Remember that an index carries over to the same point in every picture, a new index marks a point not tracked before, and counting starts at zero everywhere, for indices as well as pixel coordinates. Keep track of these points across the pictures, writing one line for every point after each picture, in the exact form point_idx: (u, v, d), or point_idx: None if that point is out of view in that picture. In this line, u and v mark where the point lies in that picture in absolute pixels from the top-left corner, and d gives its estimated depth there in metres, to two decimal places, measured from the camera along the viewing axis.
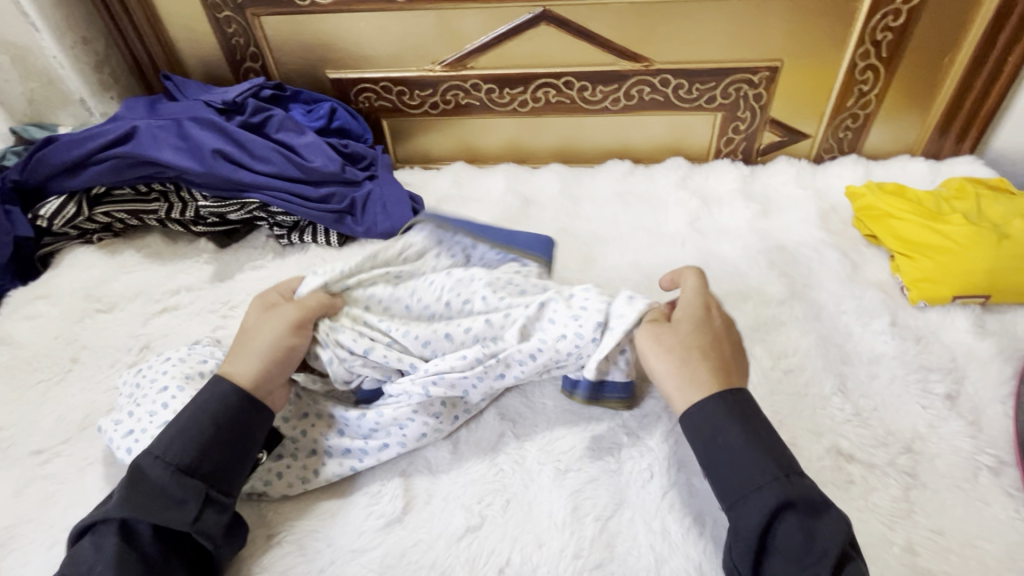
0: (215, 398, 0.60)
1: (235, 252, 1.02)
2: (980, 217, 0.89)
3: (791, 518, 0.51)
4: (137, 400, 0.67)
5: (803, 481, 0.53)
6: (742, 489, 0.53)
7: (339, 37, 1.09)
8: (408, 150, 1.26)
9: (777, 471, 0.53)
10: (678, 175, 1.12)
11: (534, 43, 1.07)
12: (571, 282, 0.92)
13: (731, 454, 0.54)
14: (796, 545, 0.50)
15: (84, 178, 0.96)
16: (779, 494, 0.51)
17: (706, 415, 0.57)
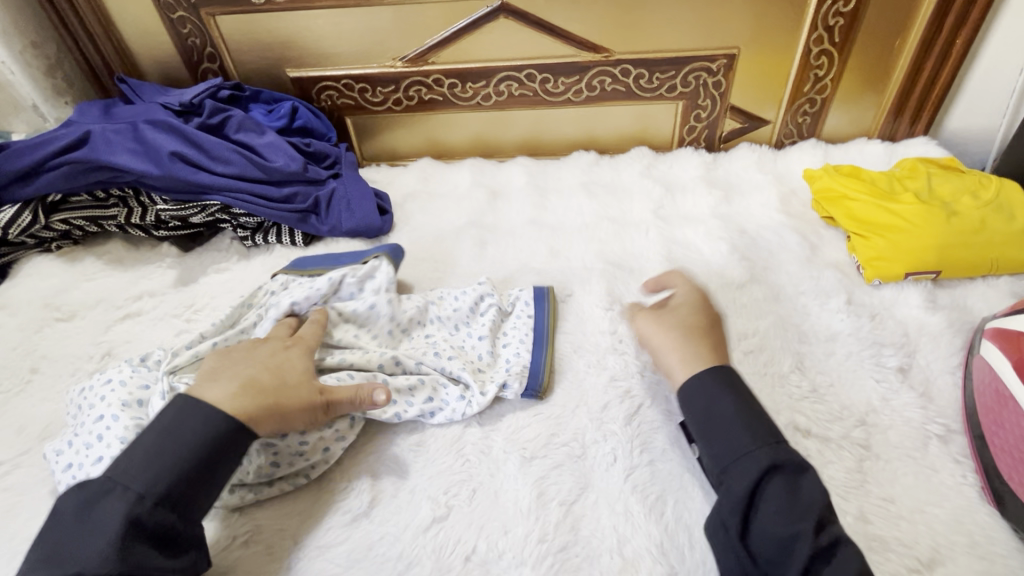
0: (199, 423, 0.56)
1: (198, 256, 1.01)
2: (930, 194, 0.92)
3: (778, 478, 0.53)
4: (77, 427, 0.65)
5: (785, 447, 0.55)
6: (730, 455, 0.55)
7: (297, 35, 1.08)
8: (374, 148, 1.25)
9: (755, 440, 0.55)
10: (643, 164, 1.13)
11: (493, 36, 1.07)
12: (537, 273, 0.93)
13: (721, 424, 0.58)
14: (781, 506, 0.51)
15: (38, 186, 0.94)
16: (770, 457, 0.54)
17: (703, 392, 0.60)
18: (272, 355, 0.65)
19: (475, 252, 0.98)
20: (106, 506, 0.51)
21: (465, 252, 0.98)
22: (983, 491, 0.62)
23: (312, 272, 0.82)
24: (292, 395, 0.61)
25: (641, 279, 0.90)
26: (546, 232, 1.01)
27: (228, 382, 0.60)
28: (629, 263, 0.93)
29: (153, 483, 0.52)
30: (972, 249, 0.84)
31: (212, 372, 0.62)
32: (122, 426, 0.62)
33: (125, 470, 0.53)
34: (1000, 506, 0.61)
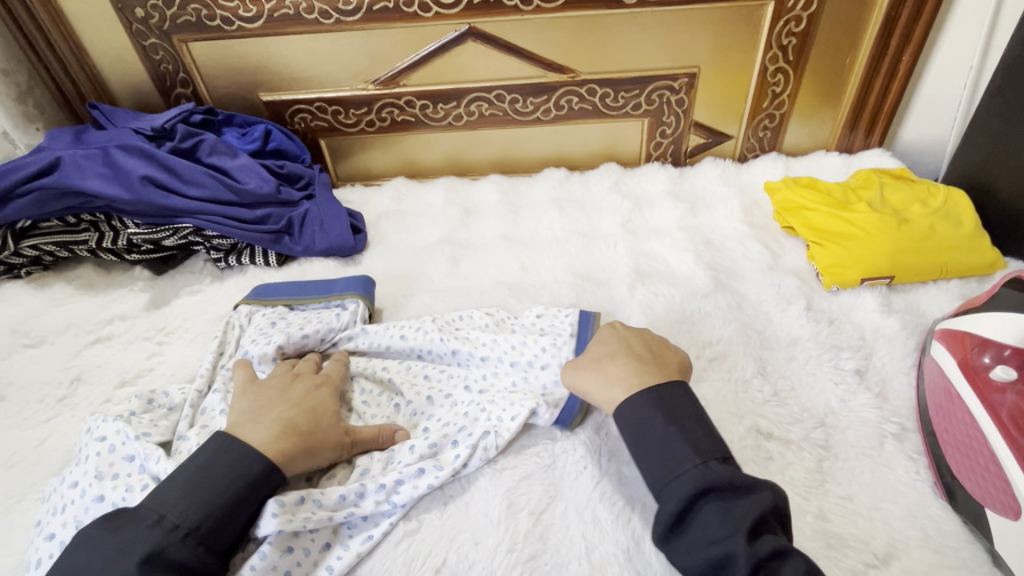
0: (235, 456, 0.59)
1: (170, 280, 1.02)
2: (884, 203, 0.96)
3: (711, 502, 0.53)
4: (77, 456, 0.67)
5: (722, 466, 0.56)
6: (670, 473, 0.56)
7: (269, 60, 1.10)
8: (349, 169, 1.27)
9: (697, 457, 0.56)
10: (612, 180, 1.17)
11: (462, 58, 1.10)
12: (508, 288, 0.95)
13: (659, 444, 0.58)
14: (718, 524, 0.52)
15: (6, 214, 0.94)
16: (698, 481, 0.54)
17: (639, 404, 0.60)
18: (318, 400, 0.68)
19: (447, 269, 0.99)
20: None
21: (436, 270, 0.99)
22: (935, 485, 0.65)
23: (275, 301, 0.89)
24: (323, 436, 0.65)
25: (608, 291, 0.92)
26: (517, 248, 1.03)
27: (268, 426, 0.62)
28: (599, 276, 0.95)
29: (198, 524, 0.54)
30: (922, 255, 0.88)
31: (252, 413, 0.64)
32: (119, 497, 0.60)
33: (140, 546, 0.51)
34: (951, 499, 0.63)
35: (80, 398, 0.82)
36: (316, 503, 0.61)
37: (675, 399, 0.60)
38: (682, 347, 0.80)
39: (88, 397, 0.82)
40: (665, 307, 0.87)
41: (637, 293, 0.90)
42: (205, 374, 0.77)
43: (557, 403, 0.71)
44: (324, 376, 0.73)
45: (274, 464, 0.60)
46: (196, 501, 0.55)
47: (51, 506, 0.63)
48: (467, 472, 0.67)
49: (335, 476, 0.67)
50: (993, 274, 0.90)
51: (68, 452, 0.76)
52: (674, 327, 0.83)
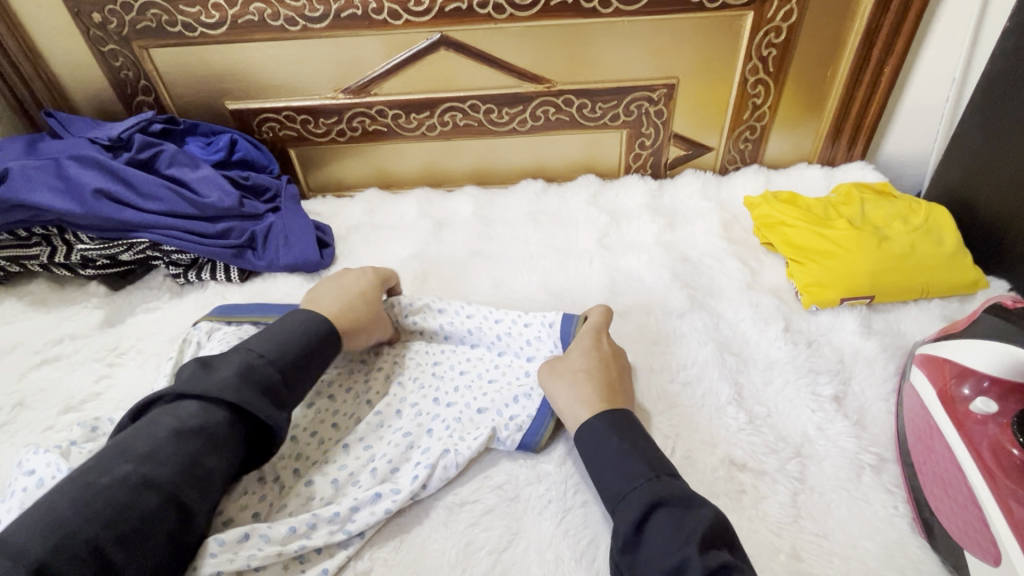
0: (281, 334, 0.63)
1: (126, 297, 0.97)
2: (864, 220, 0.94)
3: (663, 514, 0.52)
4: (10, 486, 0.64)
5: (673, 483, 0.55)
6: (620, 492, 0.55)
7: (235, 67, 1.06)
8: (321, 180, 1.23)
9: (649, 471, 0.56)
10: (589, 193, 1.14)
11: (434, 67, 1.07)
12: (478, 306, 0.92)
13: (611, 462, 0.58)
14: (672, 535, 0.50)
15: None
16: (650, 494, 0.53)
17: (602, 425, 0.60)
18: (360, 282, 0.77)
19: (416, 285, 0.96)
20: (186, 406, 0.54)
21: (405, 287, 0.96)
22: (914, 521, 0.62)
23: (239, 317, 0.83)
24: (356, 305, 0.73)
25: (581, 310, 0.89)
26: (489, 265, 0.99)
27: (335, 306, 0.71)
28: (573, 294, 0.92)
29: (277, 361, 0.59)
30: (904, 273, 0.85)
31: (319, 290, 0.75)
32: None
33: (231, 374, 0.56)
34: (930, 538, 0.60)
35: (20, 425, 0.78)
36: (264, 539, 0.55)
37: (628, 422, 0.61)
38: (654, 370, 0.77)
39: (29, 423, 0.78)
40: (639, 328, 0.84)
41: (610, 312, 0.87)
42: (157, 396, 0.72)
43: (519, 427, 0.68)
44: (382, 280, 0.80)
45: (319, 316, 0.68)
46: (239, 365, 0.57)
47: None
48: (426, 493, 0.65)
49: (286, 505, 0.61)
50: (975, 294, 0.87)
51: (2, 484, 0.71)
52: (648, 348, 0.81)
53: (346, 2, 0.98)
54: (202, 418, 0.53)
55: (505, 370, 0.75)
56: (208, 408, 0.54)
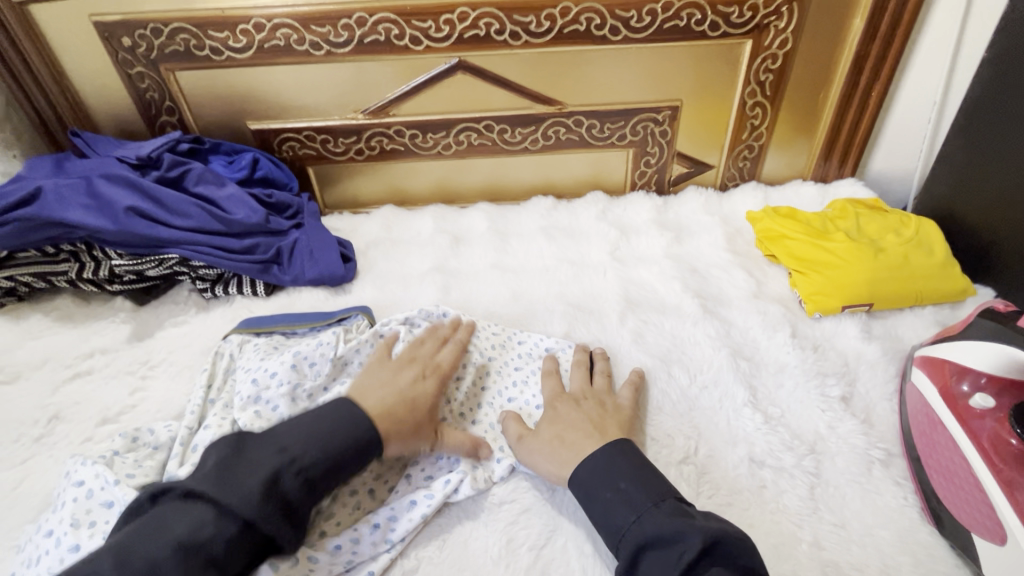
0: (310, 439, 0.58)
1: (151, 312, 0.99)
2: (860, 233, 1.00)
3: (651, 554, 0.54)
4: (57, 501, 0.64)
5: (656, 516, 0.56)
6: (614, 536, 0.58)
7: (258, 89, 1.10)
8: (337, 197, 1.27)
9: (631, 514, 0.57)
10: (599, 208, 1.19)
11: (451, 90, 1.12)
12: (500, 317, 0.95)
13: (601, 509, 0.60)
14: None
15: None
16: (633, 540, 0.55)
17: (582, 478, 0.62)
18: (406, 377, 0.70)
19: (439, 297, 0.99)
20: (199, 513, 0.51)
21: (428, 299, 0.99)
22: (923, 511, 0.67)
23: (268, 329, 0.87)
24: (409, 419, 0.65)
25: (600, 319, 0.93)
26: (507, 277, 1.03)
27: (381, 395, 0.66)
28: (590, 304, 0.96)
29: (303, 469, 0.56)
30: (899, 283, 0.91)
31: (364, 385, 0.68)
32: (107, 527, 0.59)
33: (255, 485, 0.53)
34: (938, 525, 0.65)
35: (58, 437, 0.79)
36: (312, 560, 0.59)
37: (607, 462, 0.62)
38: (674, 376, 0.82)
39: (67, 436, 0.79)
40: (656, 335, 0.89)
41: (628, 321, 0.91)
42: (194, 411, 0.73)
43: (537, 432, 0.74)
44: (434, 364, 0.74)
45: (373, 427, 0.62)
46: (260, 476, 0.54)
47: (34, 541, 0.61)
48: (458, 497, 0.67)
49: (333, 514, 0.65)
50: (965, 301, 0.94)
51: (46, 495, 0.72)
52: (666, 354, 0.85)
53: (369, 29, 1.03)
54: (210, 533, 0.50)
55: (523, 388, 0.79)
56: (220, 520, 0.51)
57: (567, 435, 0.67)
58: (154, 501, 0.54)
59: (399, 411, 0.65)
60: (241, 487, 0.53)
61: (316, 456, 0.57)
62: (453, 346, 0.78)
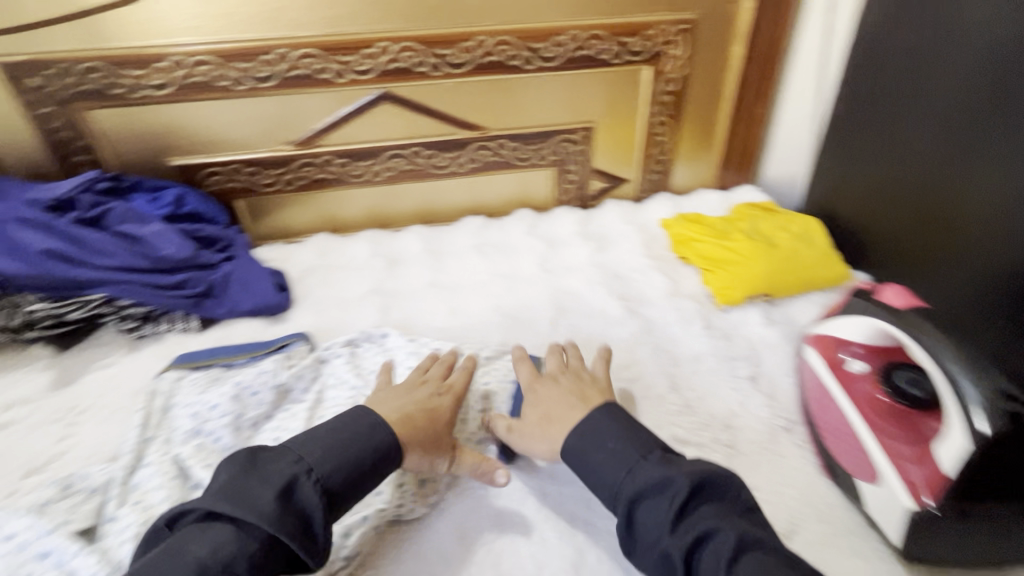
0: (323, 445, 0.60)
1: (75, 356, 0.96)
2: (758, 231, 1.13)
3: (647, 502, 0.57)
4: None
5: (650, 467, 0.59)
6: (609, 492, 0.60)
7: (181, 125, 1.10)
8: (268, 229, 1.27)
9: (622, 469, 0.60)
10: (527, 224, 1.26)
11: (377, 119, 1.17)
12: (439, 334, 0.99)
13: (593, 468, 0.62)
14: (655, 520, 0.56)
15: None
16: (629, 493, 0.58)
17: (571, 447, 0.64)
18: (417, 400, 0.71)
19: (379, 319, 1.02)
20: (219, 528, 0.52)
21: (368, 320, 1.02)
22: (819, 465, 0.77)
23: (205, 361, 0.87)
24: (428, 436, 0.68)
25: (534, 327, 0.99)
26: (444, 292, 1.08)
27: (396, 411, 0.68)
28: (524, 314, 1.02)
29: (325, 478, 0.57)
30: (794, 274, 1.04)
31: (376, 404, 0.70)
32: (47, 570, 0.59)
33: (269, 497, 0.54)
34: (833, 476, 0.74)
35: None
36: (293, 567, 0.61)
37: (593, 426, 0.64)
38: None
39: None
40: (585, 337, 0.96)
41: (559, 327, 0.98)
42: (132, 449, 0.73)
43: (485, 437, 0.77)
44: (448, 383, 0.76)
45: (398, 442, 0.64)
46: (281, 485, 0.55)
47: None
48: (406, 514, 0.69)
49: None
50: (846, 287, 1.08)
51: None
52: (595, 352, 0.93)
53: (292, 64, 1.07)
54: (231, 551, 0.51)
55: None
56: (244, 535, 0.52)
57: (555, 412, 0.70)
58: (171, 527, 0.54)
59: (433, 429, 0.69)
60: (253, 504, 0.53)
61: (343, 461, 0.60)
62: (462, 367, 0.79)
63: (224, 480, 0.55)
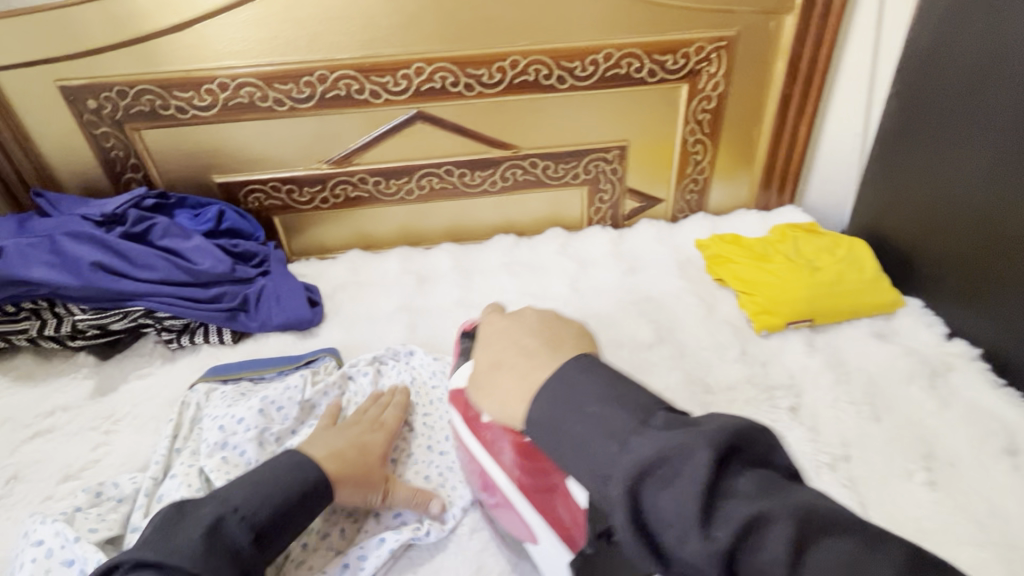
0: (289, 472, 0.65)
1: (397, 315, 1.12)
2: (800, 255, 1.13)
3: (651, 486, 0.42)
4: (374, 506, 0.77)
5: (651, 437, 0.44)
6: (606, 463, 0.44)
7: (501, 121, 1.23)
8: (538, 221, 1.39)
9: (613, 442, 0.45)
10: (813, 237, 1.17)
11: (668, 127, 1.29)
12: (715, 346, 1.01)
13: (589, 422, 0.47)
14: (672, 512, 0.40)
15: (218, 293, 1.07)
16: (627, 469, 0.42)
17: (541, 413, 0.50)
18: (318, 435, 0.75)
19: (654, 323, 1.06)
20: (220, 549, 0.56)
21: (643, 335, 1.03)
22: None
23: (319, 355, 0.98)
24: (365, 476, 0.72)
25: (824, 363, 0.96)
26: (716, 323, 1.06)
27: (327, 449, 0.72)
28: (817, 348, 0.99)
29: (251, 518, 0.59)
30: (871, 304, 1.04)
31: (315, 440, 0.74)
32: (394, 539, 0.70)
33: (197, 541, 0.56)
34: None
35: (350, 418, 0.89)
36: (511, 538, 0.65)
37: (582, 380, 0.50)
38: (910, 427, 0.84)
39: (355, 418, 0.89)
40: (888, 386, 0.91)
41: (852, 372, 0.94)
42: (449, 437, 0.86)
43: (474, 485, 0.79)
44: (379, 421, 0.82)
45: (328, 482, 0.67)
46: (241, 492, 0.62)
47: (343, 532, 0.73)
48: None
49: None
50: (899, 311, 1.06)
51: None
52: (897, 421, 0.85)
53: (613, 63, 1.18)
54: None
55: None
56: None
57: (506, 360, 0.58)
58: (328, 498, 0.67)
59: (363, 467, 0.72)
60: (600, 466, 0.45)
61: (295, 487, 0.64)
62: (397, 402, 0.86)
63: (543, 410, 0.50)
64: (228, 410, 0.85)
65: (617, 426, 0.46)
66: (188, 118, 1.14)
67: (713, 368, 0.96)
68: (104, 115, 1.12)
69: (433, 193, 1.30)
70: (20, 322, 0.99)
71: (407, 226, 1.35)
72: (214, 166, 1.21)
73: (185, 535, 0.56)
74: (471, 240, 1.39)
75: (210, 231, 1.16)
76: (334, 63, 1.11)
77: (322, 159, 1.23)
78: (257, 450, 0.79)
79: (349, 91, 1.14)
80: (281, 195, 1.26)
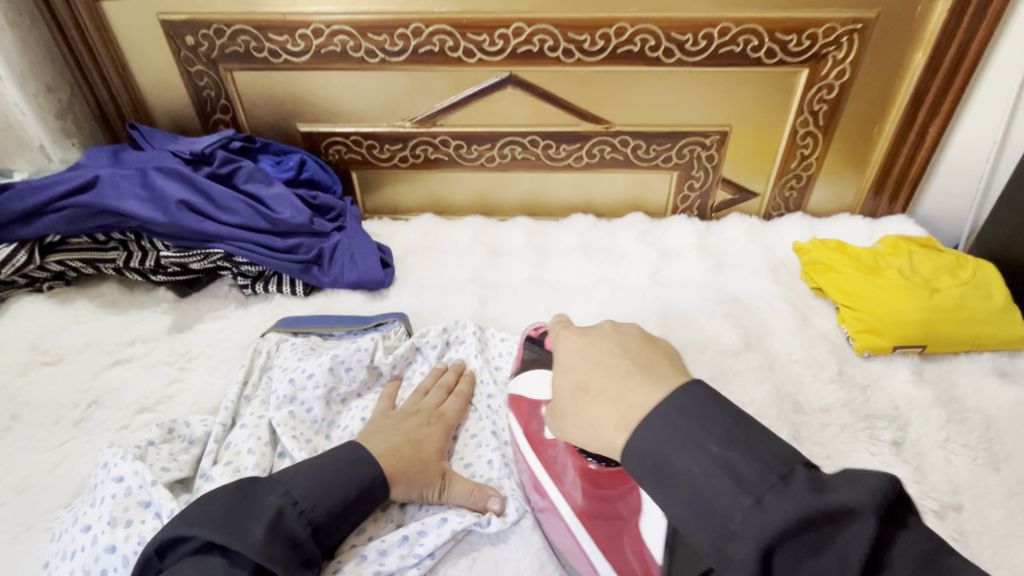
0: (347, 463, 0.65)
1: (468, 286, 1.08)
2: (913, 272, 1.01)
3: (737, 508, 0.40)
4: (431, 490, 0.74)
5: (736, 450, 0.43)
6: (702, 499, 0.42)
7: (594, 93, 1.15)
8: (619, 204, 1.31)
9: (697, 459, 0.43)
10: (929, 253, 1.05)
11: (777, 115, 1.17)
12: (806, 362, 0.93)
13: (673, 468, 0.44)
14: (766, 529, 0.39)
15: (295, 244, 1.06)
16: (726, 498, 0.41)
17: (638, 444, 0.47)
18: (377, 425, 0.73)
19: (741, 327, 0.98)
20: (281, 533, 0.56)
21: (729, 340, 0.96)
22: None
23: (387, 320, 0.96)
24: (420, 471, 0.70)
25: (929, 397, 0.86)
26: (811, 336, 0.97)
27: (386, 443, 0.70)
28: (921, 379, 0.90)
29: (310, 513, 0.59)
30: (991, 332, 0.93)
31: (376, 430, 0.72)
32: (456, 521, 0.68)
33: (259, 530, 0.55)
34: None
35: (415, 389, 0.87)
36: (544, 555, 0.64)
37: (689, 402, 0.47)
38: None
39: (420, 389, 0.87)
40: (1002, 433, 0.82)
41: (962, 411, 0.85)
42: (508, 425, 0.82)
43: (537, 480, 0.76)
44: (438, 412, 0.79)
45: (385, 477, 0.66)
46: (302, 482, 0.61)
47: (403, 506, 0.72)
48: None
49: None
50: None
51: None
52: (1018, 474, 0.77)
53: (729, 39, 1.07)
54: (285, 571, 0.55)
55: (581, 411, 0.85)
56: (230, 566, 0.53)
57: (592, 382, 0.54)
58: (384, 496, 0.66)
59: (417, 463, 0.70)
60: (698, 493, 0.43)
61: (352, 482, 0.63)
62: (458, 391, 0.83)
63: (650, 443, 0.46)
64: (299, 364, 0.84)
65: (702, 451, 0.44)
66: (280, 63, 1.12)
67: (801, 386, 0.88)
68: (200, 53, 1.12)
69: (514, 162, 1.25)
70: (108, 251, 1.02)
71: (482, 195, 1.30)
72: (298, 114, 1.19)
73: (256, 520, 0.56)
74: (546, 216, 1.34)
75: (290, 178, 1.14)
76: (432, 16, 1.06)
77: (406, 118, 1.19)
78: (323, 408, 0.80)
79: (443, 48, 1.09)
80: (362, 150, 1.24)
